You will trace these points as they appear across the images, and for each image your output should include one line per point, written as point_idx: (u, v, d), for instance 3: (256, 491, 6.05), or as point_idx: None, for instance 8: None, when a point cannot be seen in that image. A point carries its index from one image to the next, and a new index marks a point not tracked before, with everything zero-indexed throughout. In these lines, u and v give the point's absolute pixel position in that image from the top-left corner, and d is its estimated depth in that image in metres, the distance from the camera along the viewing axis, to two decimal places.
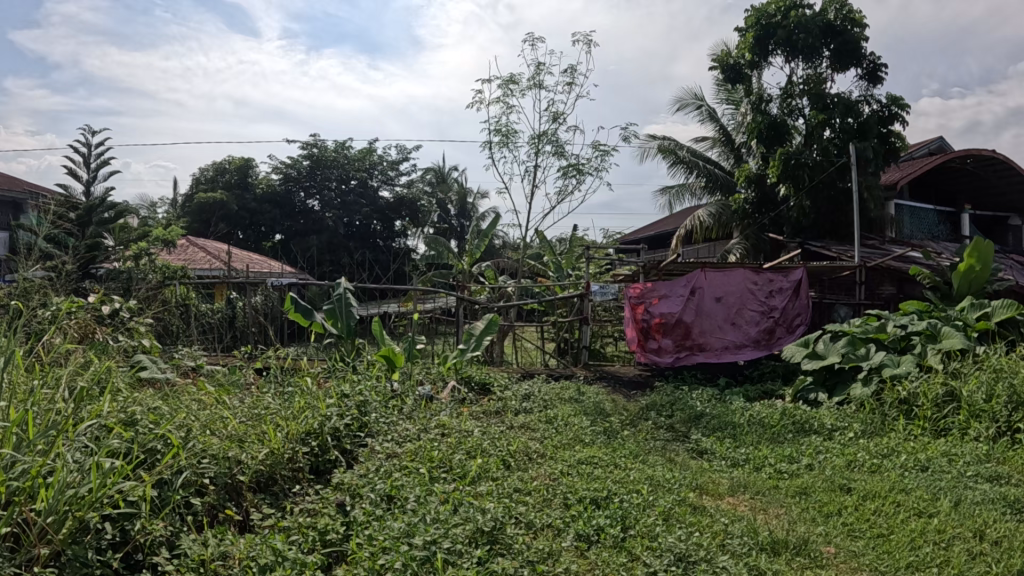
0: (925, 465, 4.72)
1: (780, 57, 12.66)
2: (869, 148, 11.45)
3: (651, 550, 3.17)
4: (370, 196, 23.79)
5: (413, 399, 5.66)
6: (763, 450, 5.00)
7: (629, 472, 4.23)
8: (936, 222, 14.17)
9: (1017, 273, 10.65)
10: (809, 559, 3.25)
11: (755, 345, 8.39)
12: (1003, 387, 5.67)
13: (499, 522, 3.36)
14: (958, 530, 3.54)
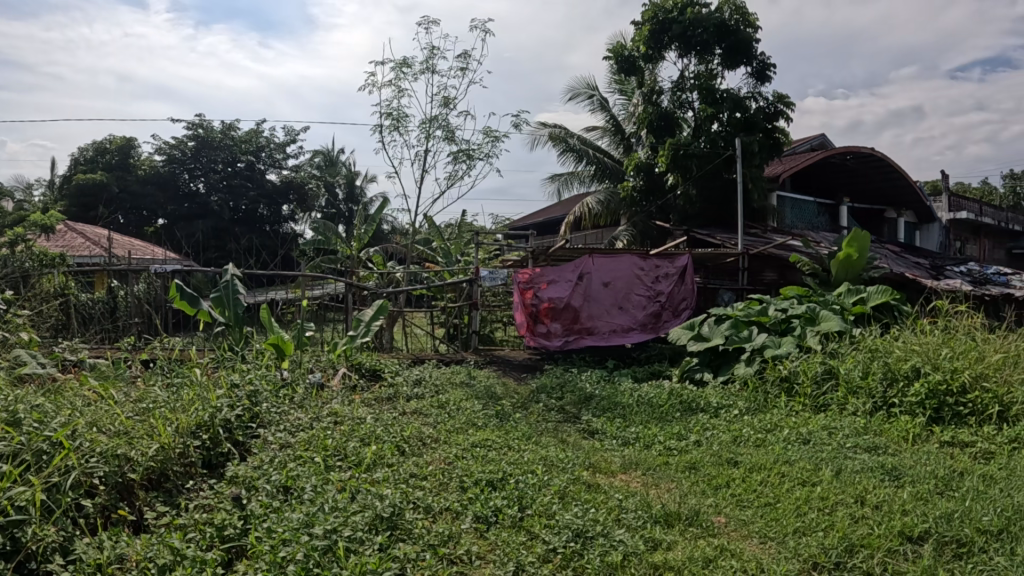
0: (807, 437, 5.05)
1: (674, 52, 13.06)
2: (755, 142, 11.99)
3: (549, 525, 3.28)
4: (257, 178, 23.03)
5: (304, 388, 5.58)
6: (653, 428, 5.20)
7: (523, 453, 4.33)
8: (816, 213, 15.01)
9: (892, 261, 11.42)
10: (702, 528, 3.42)
11: (642, 328, 8.68)
12: (877, 365, 6.09)
13: (399, 507, 3.37)
14: (839, 496, 3.81)
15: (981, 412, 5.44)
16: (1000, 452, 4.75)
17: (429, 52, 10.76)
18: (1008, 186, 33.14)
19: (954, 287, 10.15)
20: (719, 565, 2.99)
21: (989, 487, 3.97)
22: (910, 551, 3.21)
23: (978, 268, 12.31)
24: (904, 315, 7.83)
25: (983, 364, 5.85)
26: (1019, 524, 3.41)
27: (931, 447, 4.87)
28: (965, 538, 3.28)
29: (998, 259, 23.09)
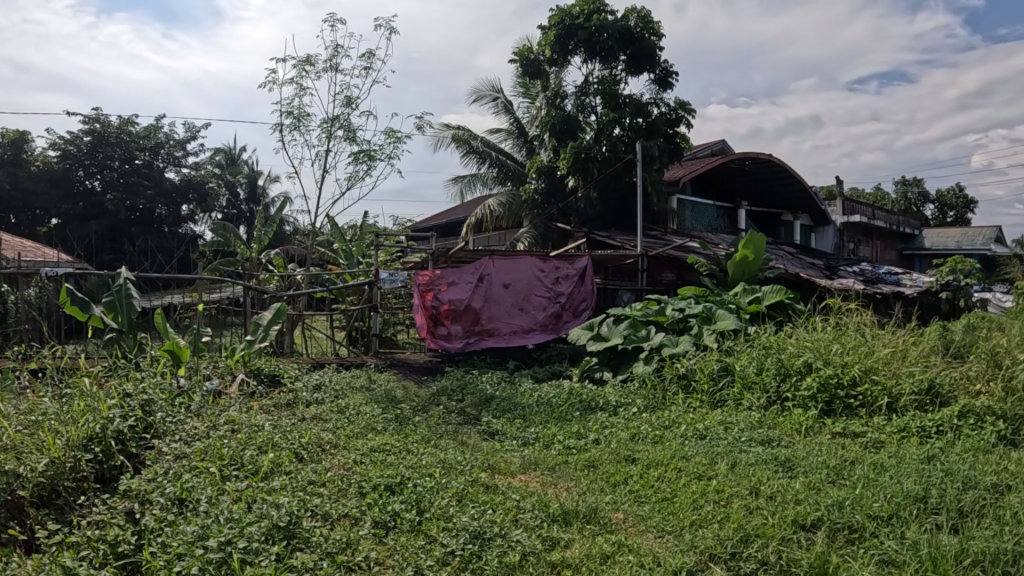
0: (703, 432, 5.22)
1: (579, 57, 13.28)
2: (655, 147, 12.31)
3: (445, 528, 3.26)
4: (156, 177, 21.94)
5: (200, 396, 5.35)
6: (551, 428, 5.26)
7: (422, 457, 4.29)
8: (715, 216, 15.54)
9: (786, 262, 11.97)
10: (600, 525, 3.48)
11: (543, 329, 8.84)
12: (771, 361, 6.37)
13: (295, 515, 3.27)
14: (734, 488, 3.95)
15: (871, 403, 5.76)
16: (888, 441, 5.04)
17: (334, 49, 10.51)
18: (896, 190, 35.36)
19: (849, 286, 10.73)
20: (618, 560, 3.05)
21: (878, 474, 4.20)
22: (804, 538, 3.35)
23: (867, 268, 13.07)
24: (797, 313, 8.23)
25: (872, 359, 6.21)
26: (903, 508, 3.63)
27: (824, 438, 5.12)
28: (857, 525, 3.45)
29: (887, 259, 24.56)
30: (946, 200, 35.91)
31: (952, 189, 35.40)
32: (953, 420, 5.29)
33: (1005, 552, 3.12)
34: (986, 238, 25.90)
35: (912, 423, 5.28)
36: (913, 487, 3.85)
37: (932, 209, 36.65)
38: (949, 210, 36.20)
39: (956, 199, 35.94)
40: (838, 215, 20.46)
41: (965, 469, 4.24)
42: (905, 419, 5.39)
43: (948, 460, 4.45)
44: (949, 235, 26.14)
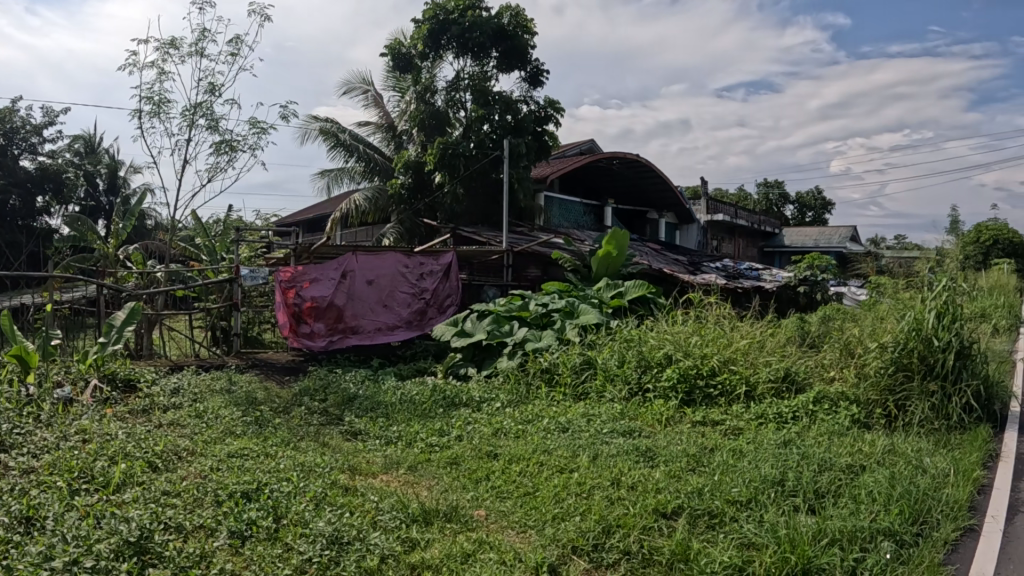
0: (566, 425, 5.31)
1: (451, 53, 13.28)
2: (522, 144, 12.51)
3: (300, 535, 3.15)
4: (9, 165, 19.91)
5: (49, 405, 4.95)
6: (414, 426, 5.20)
7: (280, 460, 4.14)
8: (583, 213, 15.91)
9: (651, 258, 12.43)
10: (461, 524, 3.46)
11: (408, 326, 8.81)
12: (632, 354, 6.59)
13: (147, 530, 3.05)
14: (595, 480, 4.04)
15: (730, 392, 6.06)
16: (746, 428, 5.33)
17: (200, 33, 9.96)
18: (760, 191, 37.65)
19: (710, 279, 11.20)
20: (479, 558, 3.05)
21: (737, 460, 4.43)
22: (665, 526, 3.48)
23: (729, 264, 13.75)
24: (659, 307, 8.52)
25: (731, 350, 6.56)
26: (761, 493, 3.83)
27: (685, 427, 5.33)
28: (717, 510, 3.61)
29: (749, 255, 26.06)
30: (806, 201, 38.53)
31: (809, 191, 38.05)
32: (809, 406, 5.68)
33: (863, 532, 3.39)
34: (839, 237, 27.96)
35: (770, 410, 5.62)
36: (770, 471, 4.07)
37: (793, 209, 39.24)
38: (808, 210, 38.87)
39: (815, 200, 38.63)
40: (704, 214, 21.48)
41: (820, 452, 4.53)
42: (763, 406, 5.73)
43: (805, 444, 4.75)
44: (807, 233, 28.05)
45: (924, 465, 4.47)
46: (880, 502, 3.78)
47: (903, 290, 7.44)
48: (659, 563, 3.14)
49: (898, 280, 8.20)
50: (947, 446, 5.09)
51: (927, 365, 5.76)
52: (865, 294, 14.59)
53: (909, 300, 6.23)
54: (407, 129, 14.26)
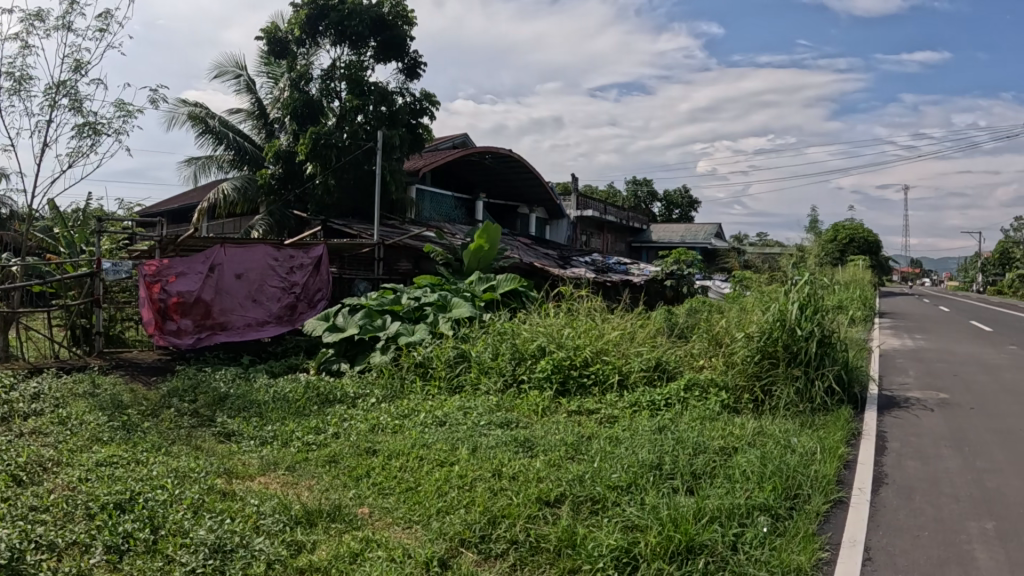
0: (443, 419, 5.29)
1: (328, 40, 13.08)
2: (396, 135, 12.37)
3: (181, 545, 3.00)
4: None
5: None
6: (289, 424, 5.06)
7: (152, 467, 3.93)
8: (454, 207, 15.90)
9: (527, 253, 12.60)
10: (345, 523, 3.39)
11: (278, 321, 8.63)
12: (506, 347, 6.65)
13: (16, 549, 2.81)
14: (476, 472, 4.05)
15: (604, 380, 6.23)
16: (621, 416, 5.48)
17: (67, 6, 9.28)
18: (629, 189, 39.31)
19: (581, 275, 11.55)
20: (367, 557, 3.00)
21: (614, 447, 4.55)
22: (549, 514, 3.53)
23: (598, 259, 14.20)
24: (530, 300, 8.66)
25: (603, 341, 6.75)
26: (640, 477, 3.96)
27: (561, 417, 5.43)
28: (599, 496, 3.70)
29: (618, 251, 27.08)
30: (673, 199, 40.50)
31: (676, 190, 39.99)
32: (681, 393, 5.91)
33: (740, 508, 3.58)
34: (704, 234, 29.58)
35: (643, 398, 5.81)
36: (648, 456, 4.21)
37: (660, 207, 41.16)
38: (674, 207, 40.99)
39: (682, 199, 40.68)
40: (574, 210, 22.13)
41: (694, 436, 4.74)
42: (636, 395, 5.91)
43: (678, 429, 4.94)
44: (673, 230, 29.48)
45: (792, 444, 4.77)
46: (754, 480, 4.00)
47: (763, 285, 7.94)
48: (546, 550, 3.20)
49: (762, 274, 8.73)
50: (813, 427, 5.46)
51: (791, 352, 6.17)
52: (729, 288, 15.47)
53: (774, 296, 6.70)
54: (279, 117, 13.96)
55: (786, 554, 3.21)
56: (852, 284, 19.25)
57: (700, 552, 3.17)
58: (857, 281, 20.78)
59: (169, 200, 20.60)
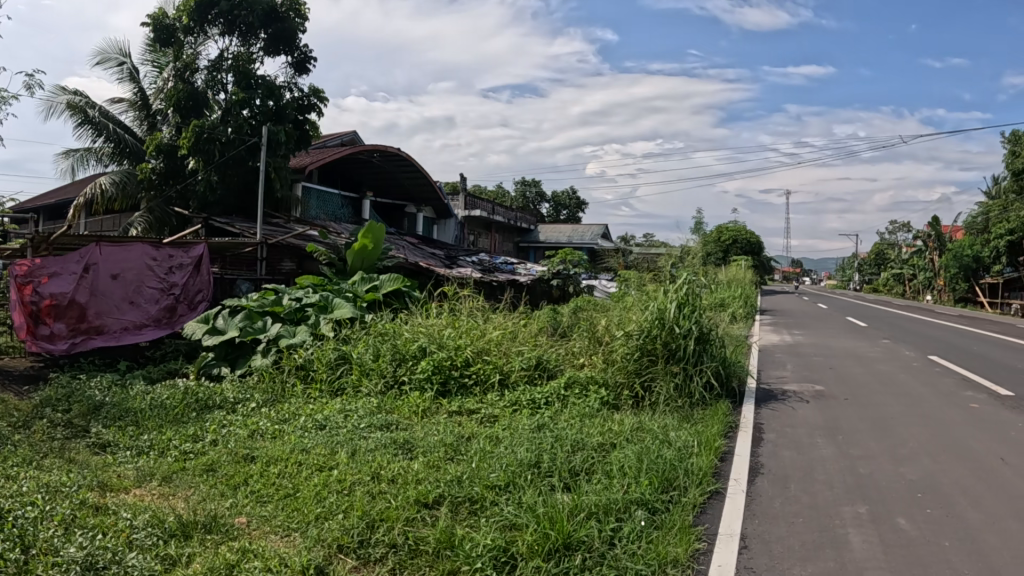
0: (323, 423, 5.16)
1: (217, 29, 12.60)
2: (281, 132, 11.95)
3: (50, 564, 2.78)
4: None
5: None
6: (167, 433, 4.82)
7: (18, 483, 3.65)
8: (340, 205, 15.55)
9: (411, 252, 12.44)
10: (221, 534, 3.25)
11: (156, 324, 8.15)
12: (387, 348, 6.55)
13: None
14: (355, 477, 3.98)
15: (484, 380, 6.27)
16: (501, 415, 5.54)
17: None
18: (518, 189, 40.11)
19: (467, 273, 11.58)
20: (243, 568, 2.88)
21: (494, 446, 4.59)
22: (428, 515, 3.51)
23: (485, 259, 14.29)
24: (414, 301, 8.63)
25: (484, 341, 6.80)
26: (519, 476, 4.00)
27: (441, 418, 5.41)
28: (477, 496, 3.72)
29: (506, 251, 27.37)
30: (561, 200, 41.62)
31: (564, 191, 41.10)
32: (561, 392, 6.04)
33: (617, 504, 3.69)
34: (591, 234, 30.45)
35: (524, 397, 5.90)
36: (527, 455, 4.27)
37: (548, 207, 42.05)
38: (562, 208, 42.00)
39: (570, 200, 41.75)
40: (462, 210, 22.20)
41: (573, 434, 4.85)
42: (517, 394, 5.98)
43: (557, 427, 5.04)
44: (560, 231, 29.90)
45: (671, 439, 4.97)
46: (633, 475, 4.13)
47: (646, 285, 8.20)
48: (425, 552, 3.18)
49: (639, 275, 9.06)
50: (693, 420, 5.69)
51: (670, 349, 6.43)
52: (614, 287, 15.92)
53: (654, 295, 6.97)
54: (163, 109, 13.24)
55: (663, 547, 3.32)
56: (733, 283, 20.29)
57: (578, 548, 3.22)
58: (738, 279, 21.86)
59: (35, 197, 19.24)
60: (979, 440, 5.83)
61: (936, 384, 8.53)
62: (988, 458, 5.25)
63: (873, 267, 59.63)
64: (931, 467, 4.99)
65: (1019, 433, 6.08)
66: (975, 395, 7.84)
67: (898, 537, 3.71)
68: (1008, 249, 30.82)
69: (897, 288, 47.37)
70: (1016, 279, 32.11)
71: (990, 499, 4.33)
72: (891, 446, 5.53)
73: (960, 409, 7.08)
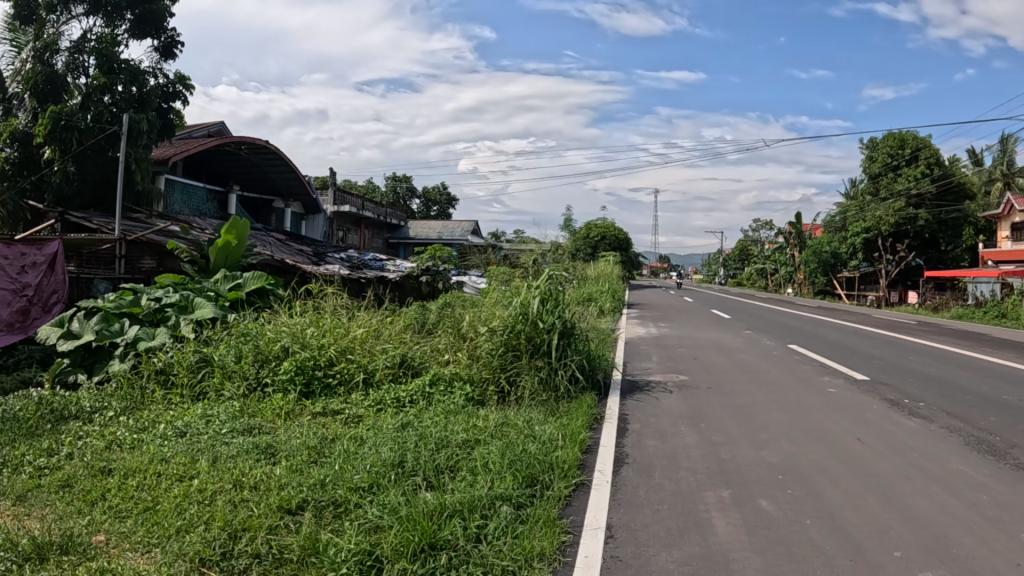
0: (184, 429, 4.92)
1: (80, 8, 11.77)
2: (143, 121, 11.25)
3: None
4: None
5: None
6: (18, 448, 4.45)
7: None
8: (205, 199, 14.82)
9: (279, 249, 12.03)
10: (78, 554, 3.04)
11: (7, 329, 7.53)
12: (249, 348, 6.32)
13: None
14: (217, 485, 3.82)
15: (349, 380, 6.19)
16: (366, 415, 5.49)
17: None
18: (389, 184, 39.90)
19: (333, 270, 11.33)
20: None
21: (358, 447, 4.55)
22: (291, 522, 3.44)
23: (354, 255, 14.09)
24: (278, 298, 8.34)
25: (348, 339, 6.68)
26: (383, 477, 3.99)
27: (306, 420, 5.29)
28: (341, 499, 3.68)
29: (377, 248, 27.01)
30: (432, 196, 41.82)
31: (435, 187, 41.28)
32: (426, 389, 6.05)
33: (482, 500, 3.74)
34: (461, 231, 30.84)
35: (388, 396, 5.86)
36: (390, 455, 4.27)
37: (419, 203, 42.10)
38: (433, 204, 42.10)
39: (441, 196, 42.11)
40: (333, 206, 21.73)
41: (438, 431, 4.88)
42: (381, 393, 5.94)
43: (421, 425, 5.06)
44: (429, 226, 30.30)
45: (535, 433, 5.10)
46: (498, 470, 4.22)
47: (512, 280, 8.33)
48: (290, 561, 3.11)
49: (502, 271, 9.23)
50: (559, 414, 5.89)
51: (533, 344, 6.60)
52: (484, 283, 15.96)
53: (519, 291, 7.12)
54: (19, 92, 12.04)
55: (529, 542, 3.41)
56: (601, 278, 21.13)
57: (443, 548, 3.24)
58: (605, 274, 22.76)
59: None
60: (837, 422, 6.29)
61: (797, 371, 9.14)
62: (843, 439, 5.67)
63: (739, 262, 63.23)
64: (790, 450, 5.34)
65: (874, 415, 6.60)
66: (831, 381, 8.46)
67: (759, 518, 3.94)
68: (864, 246, 33.44)
69: (761, 283, 50.43)
70: (869, 272, 34.90)
71: (846, 478, 4.68)
72: (752, 432, 5.88)
73: (818, 394, 7.60)
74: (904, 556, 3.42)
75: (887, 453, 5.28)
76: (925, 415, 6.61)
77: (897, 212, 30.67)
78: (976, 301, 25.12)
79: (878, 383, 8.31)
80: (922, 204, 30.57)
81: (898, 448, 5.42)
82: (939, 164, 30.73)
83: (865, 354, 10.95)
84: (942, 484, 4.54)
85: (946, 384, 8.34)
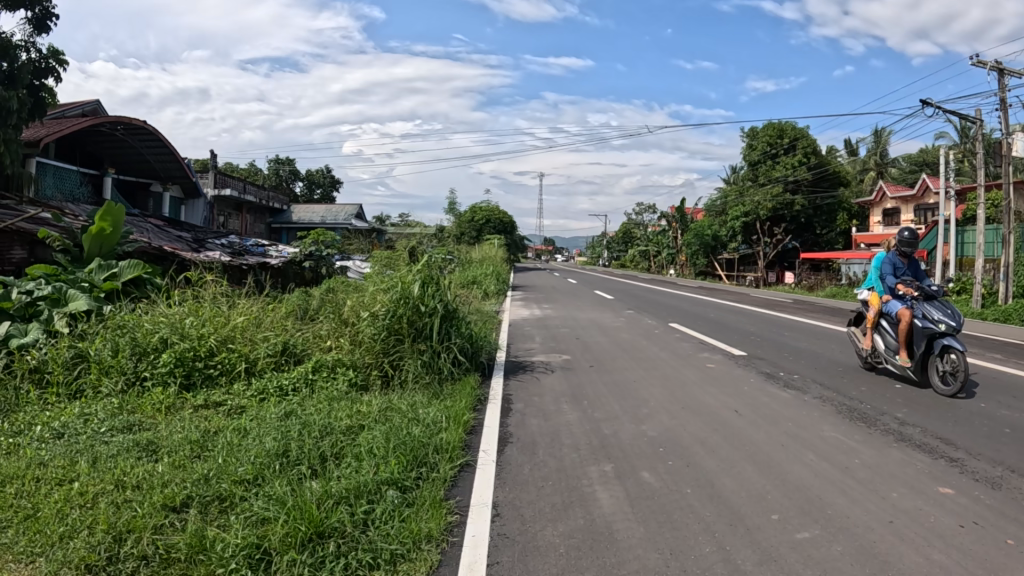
0: (60, 431, 4.72)
1: None
2: (14, 98, 10.34)
3: None
4: None
5: None
6: None
7: None
8: (78, 182, 13.89)
9: (155, 235, 11.49)
10: None
11: None
12: (125, 341, 6.06)
13: None
14: (98, 487, 3.72)
15: (229, 370, 6.11)
16: (248, 405, 5.43)
17: None
18: (270, 167, 38.67)
19: (213, 256, 10.96)
20: None
21: (242, 438, 4.53)
22: (176, 521, 3.41)
23: (235, 241, 13.66)
24: (155, 288, 8.04)
25: (228, 328, 6.54)
26: (267, 468, 4.01)
27: (188, 414, 5.18)
28: (226, 493, 3.68)
29: (260, 233, 26.19)
30: (315, 179, 40.87)
31: (319, 170, 40.41)
32: (308, 376, 6.04)
33: (367, 486, 3.83)
34: (345, 215, 30.46)
35: (271, 385, 5.82)
36: (274, 445, 4.28)
37: (301, 187, 41.05)
38: (316, 188, 41.13)
39: (323, 178, 41.19)
40: (211, 188, 20.83)
41: (320, 419, 4.90)
42: (263, 382, 5.88)
43: (305, 413, 5.07)
44: (313, 210, 29.71)
45: (419, 417, 5.21)
46: (381, 455, 4.30)
47: (393, 264, 8.33)
48: (177, 560, 3.09)
49: (385, 255, 9.24)
50: (442, 396, 6.04)
51: (416, 328, 6.70)
52: (368, 268, 15.76)
53: (397, 275, 7.14)
54: None
55: (416, 524, 3.53)
56: (487, 260, 21.48)
57: (331, 535, 3.32)
58: (491, 257, 23.13)
59: None
60: (715, 395, 6.75)
61: (676, 348, 9.68)
62: (716, 411, 6.11)
63: (622, 244, 65.36)
64: (667, 423, 5.72)
65: (749, 387, 7.13)
66: (710, 357, 9.02)
67: (641, 490, 4.23)
68: (743, 229, 35.27)
69: (646, 264, 52.48)
70: (746, 254, 36.95)
71: (722, 448, 5.06)
72: (633, 407, 6.24)
73: (697, 370, 8.09)
74: (781, 519, 3.78)
75: (762, 423, 5.74)
76: (799, 386, 7.19)
77: (775, 198, 32.54)
78: (850, 280, 27.84)
79: (754, 358, 8.94)
80: (798, 189, 32.67)
81: (773, 418, 5.89)
82: (815, 154, 32.49)
83: (742, 331, 11.71)
84: (814, 451, 5.00)
85: (819, 357, 9.08)
